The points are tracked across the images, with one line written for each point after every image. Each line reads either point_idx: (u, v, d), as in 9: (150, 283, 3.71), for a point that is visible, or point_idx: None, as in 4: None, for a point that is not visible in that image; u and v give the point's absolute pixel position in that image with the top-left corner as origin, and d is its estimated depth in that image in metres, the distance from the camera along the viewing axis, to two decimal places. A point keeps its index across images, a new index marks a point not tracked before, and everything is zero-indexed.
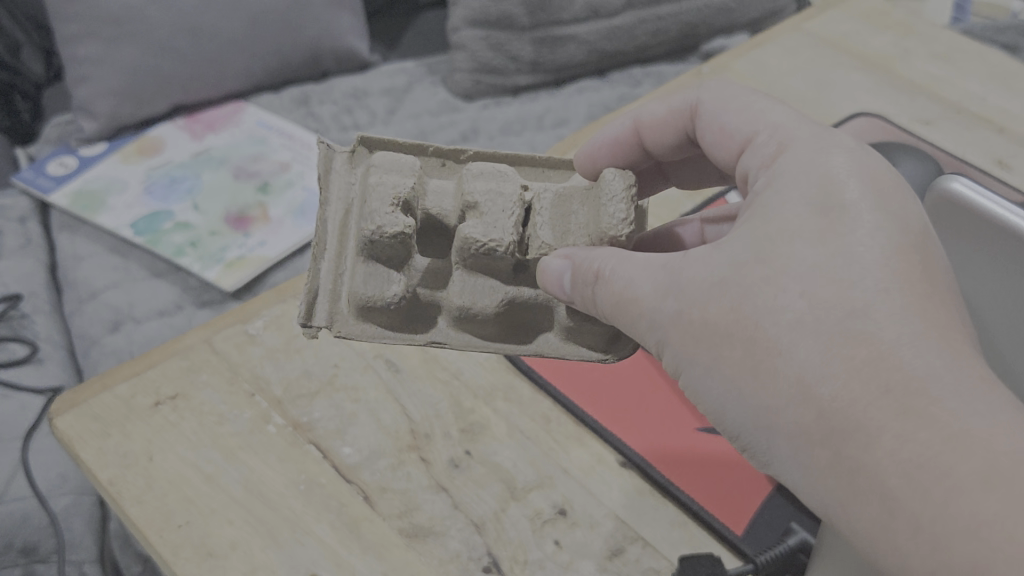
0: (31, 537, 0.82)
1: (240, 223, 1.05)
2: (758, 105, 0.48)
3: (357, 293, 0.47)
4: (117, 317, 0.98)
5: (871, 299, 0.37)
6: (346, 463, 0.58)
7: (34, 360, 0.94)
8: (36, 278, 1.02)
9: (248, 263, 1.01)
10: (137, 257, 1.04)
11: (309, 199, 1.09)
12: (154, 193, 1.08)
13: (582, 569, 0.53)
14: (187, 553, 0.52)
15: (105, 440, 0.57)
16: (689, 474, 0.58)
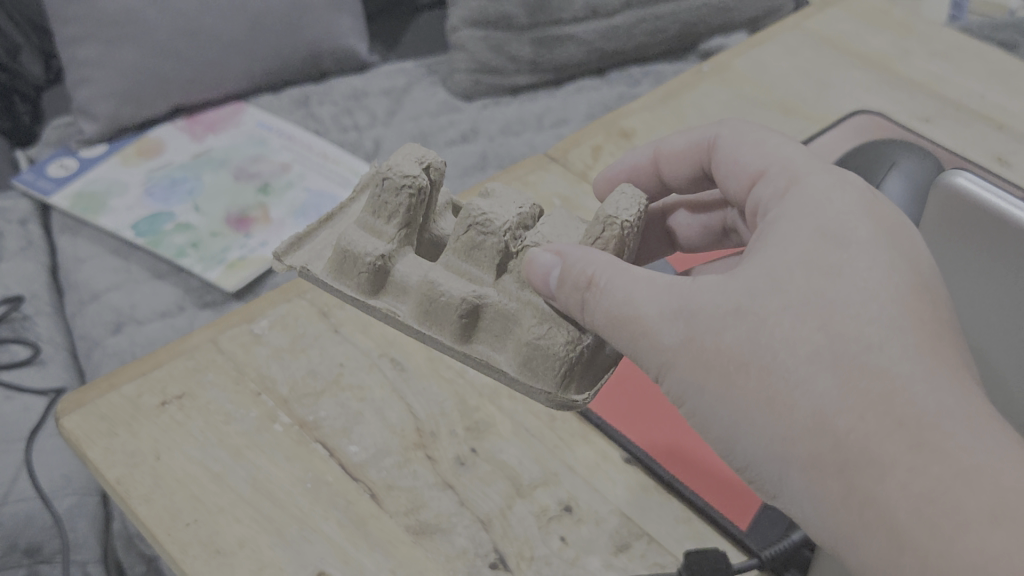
0: (35, 537, 0.83)
1: (240, 224, 1.06)
2: (772, 142, 0.50)
3: (343, 240, 0.50)
4: (119, 319, 0.98)
5: (884, 336, 0.38)
6: (352, 461, 0.58)
7: (37, 362, 0.94)
8: (38, 280, 1.03)
9: (248, 264, 1.01)
10: (138, 258, 1.04)
11: (310, 201, 1.09)
12: (154, 194, 1.09)
13: (587, 565, 0.53)
14: (196, 550, 0.53)
15: (112, 439, 0.58)
16: (695, 473, 0.58)
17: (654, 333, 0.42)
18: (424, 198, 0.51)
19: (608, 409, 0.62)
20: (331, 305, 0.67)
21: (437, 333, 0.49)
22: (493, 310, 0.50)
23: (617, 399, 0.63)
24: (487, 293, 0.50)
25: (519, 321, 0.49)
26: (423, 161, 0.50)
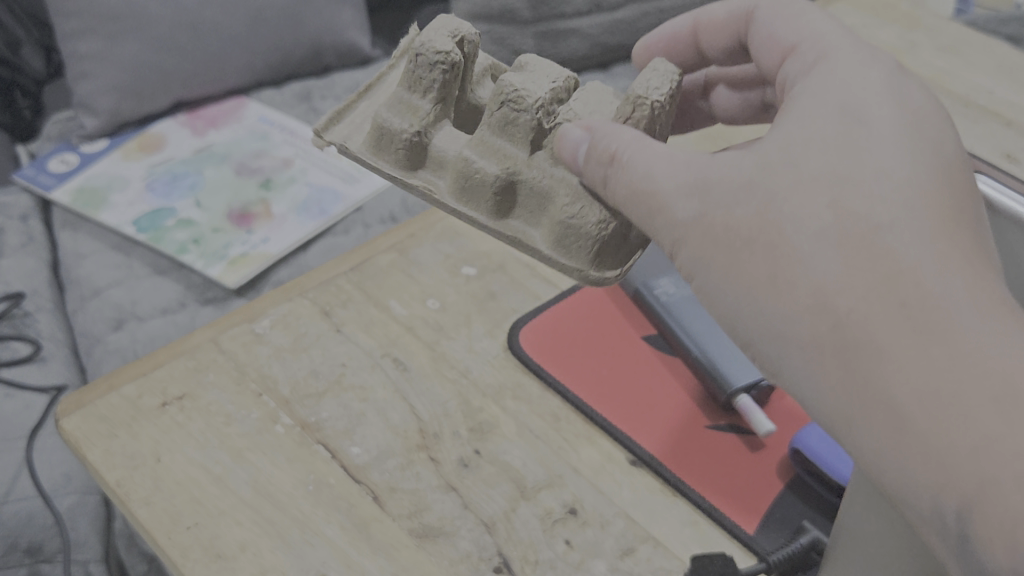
0: (35, 537, 0.82)
1: (243, 219, 1.05)
2: (811, 13, 0.45)
3: (380, 116, 0.50)
4: (119, 315, 0.97)
5: (888, 199, 0.35)
6: (354, 463, 0.57)
7: (37, 359, 0.94)
8: (39, 276, 1.02)
9: (251, 260, 1.00)
10: (139, 254, 1.03)
11: (312, 196, 1.08)
12: (155, 190, 1.08)
13: (593, 568, 0.52)
14: (197, 554, 0.52)
15: (112, 440, 0.57)
16: (705, 473, 0.57)
17: (667, 208, 0.40)
18: (458, 72, 0.50)
19: (616, 408, 0.60)
20: (333, 303, 0.66)
21: (475, 211, 0.49)
22: (527, 187, 0.49)
23: (624, 395, 0.61)
24: (523, 169, 0.49)
25: (553, 198, 0.48)
26: (456, 35, 0.49)
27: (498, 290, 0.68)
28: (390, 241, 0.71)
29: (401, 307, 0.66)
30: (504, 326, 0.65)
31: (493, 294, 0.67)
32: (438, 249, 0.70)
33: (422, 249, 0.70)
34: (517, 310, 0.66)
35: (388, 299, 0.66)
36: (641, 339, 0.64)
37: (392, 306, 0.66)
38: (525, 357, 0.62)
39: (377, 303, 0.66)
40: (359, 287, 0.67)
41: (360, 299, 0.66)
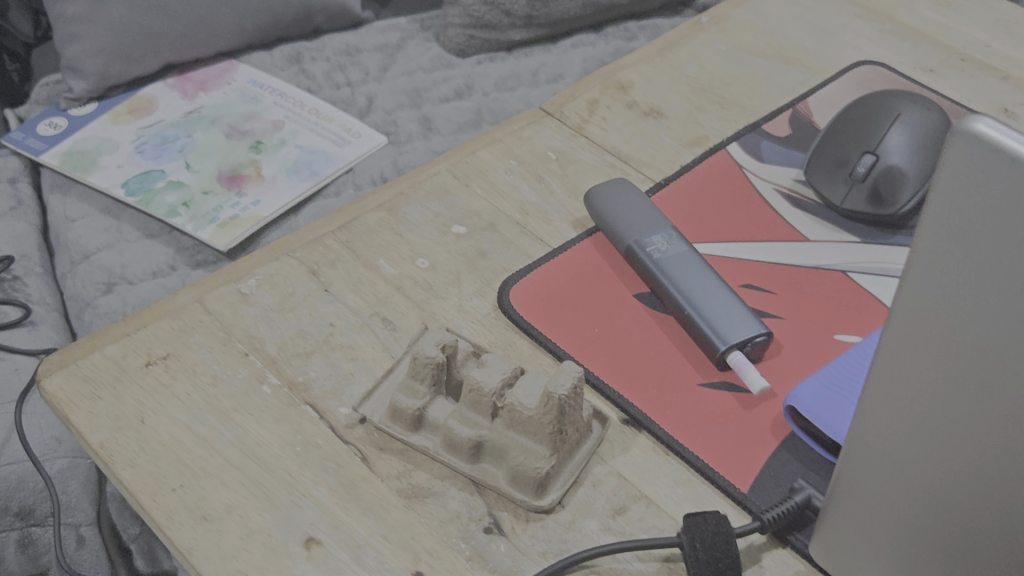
0: (26, 500, 0.85)
1: (233, 181, 1.02)
2: None
3: None
4: (110, 279, 0.97)
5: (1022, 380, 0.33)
6: (342, 423, 0.56)
7: (27, 324, 0.95)
8: (28, 240, 1.04)
9: (243, 222, 0.98)
10: (129, 217, 1.02)
11: (303, 158, 1.05)
12: (144, 152, 1.06)
13: (584, 528, 0.52)
14: (182, 516, 0.52)
15: (96, 402, 0.56)
16: (697, 430, 0.56)
17: None
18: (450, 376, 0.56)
19: (607, 367, 0.59)
20: (321, 263, 0.65)
21: None
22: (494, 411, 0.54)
23: (615, 353, 0.60)
24: None
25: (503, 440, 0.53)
26: (443, 343, 0.55)
27: (488, 249, 0.66)
28: (378, 199, 0.69)
29: (390, 266, 0.65)
30: (495, 284, 0.64)
31: (483, 254, 0.66)
32: (426, 209, 0.68)
33: (411, 207, 0.69)
34: (508, 269, 0.65)
35: (376, 258, 0.65)
36: (633, 297, 0.63)
37: (381, 266, 0.65)
38: (516, 316, 0.61)
39: (366, 262, 0.65)
40: (347, 246, 0.66)
41: (348, 259, 0.65)
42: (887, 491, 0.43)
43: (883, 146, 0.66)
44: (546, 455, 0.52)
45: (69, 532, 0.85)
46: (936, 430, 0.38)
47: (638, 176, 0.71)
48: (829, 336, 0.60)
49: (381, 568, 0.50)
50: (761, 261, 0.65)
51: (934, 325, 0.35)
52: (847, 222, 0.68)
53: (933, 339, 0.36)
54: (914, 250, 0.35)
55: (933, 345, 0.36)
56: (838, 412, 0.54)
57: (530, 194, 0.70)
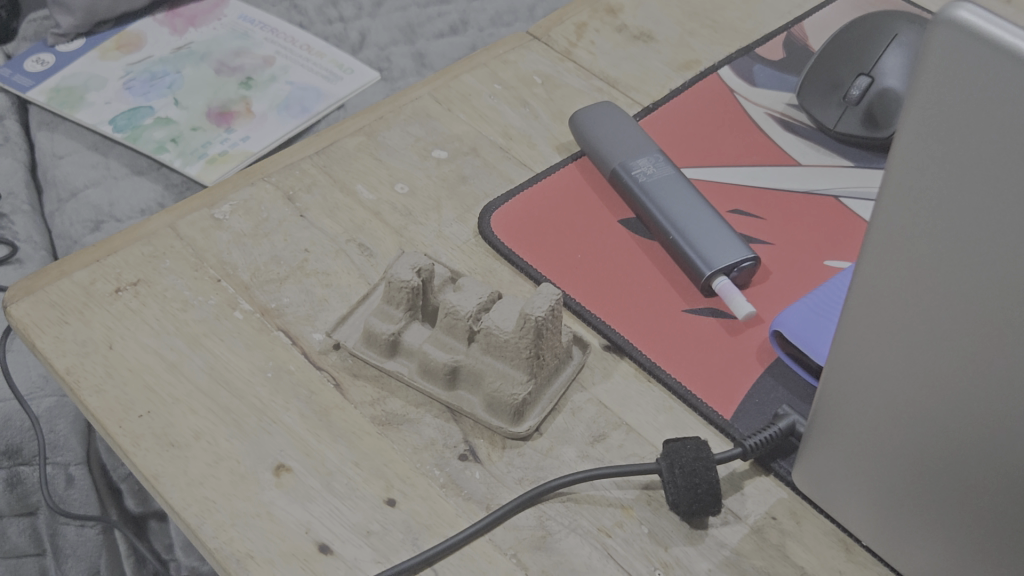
0: (13, 439, 0.82)
1: (223, 117, 0.98)
2: None
3: None
4: (97, 217, 0.95)
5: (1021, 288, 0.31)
6: (315, 349, 0.55)
7: (14, 262, 0.96)
8: (16, 177, 1.02)
9: (232, 158, 0.94)
10: (118, 154, 0.99)
11: (294, 94, 1.00)
12: (133, 88, 1.02)
13: (562, 455, 0.51)
14: (148, 443, 0.50)
15: (62, 327, 0.55)
16: (681, 357, 0.54)
17: None
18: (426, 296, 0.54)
19: (589, 293, 0.58)
20: (297, 188, 0.63)
21: None
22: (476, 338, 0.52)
23: (597, 279, 0.58)
24: None
25: (483, 375, 0.51)
26: (418, 266, 0.53)
27: (469, 174, 0.65)
28: (357, 123, 0.67)
29: (369, 191, 0.63)
30: (475, 210, 0.62)
31: (464, 178, 0.64)
32: (407, 132, 0.67)
33: (390, 131, 0.67)
34: (489, 195, 0.63)
35: (355, 183, 0.63)
36: (617, 223, 0.62)
37: (359, 191, 0.63)
38: (496, 242, 0.59)
39: (344, 187, 0.63)
40: (325, 171, 0.64)
41: (325, 183, 0.63)
42: (873, 409, 0.42)
43: (879, 68, 0.64)
44: (522, 380, 0.51)
45: (57, 471, 0.84)
46: (922, 342, 0.37)
47: (627, 100, 0.70)
48: (818, 262, 0.59)
49: (352, 495, 0.49)
50: (750, 185, 0.64)
51: (918, 232, 0.34)
52: (840, 146, 0.67)
53: (917, 246, 0.34)
54: (894, 153, 0.33)
55: (917, 253, 0.35)
56: (824, 336, 0.52)
57: (513, 118, 0.68)
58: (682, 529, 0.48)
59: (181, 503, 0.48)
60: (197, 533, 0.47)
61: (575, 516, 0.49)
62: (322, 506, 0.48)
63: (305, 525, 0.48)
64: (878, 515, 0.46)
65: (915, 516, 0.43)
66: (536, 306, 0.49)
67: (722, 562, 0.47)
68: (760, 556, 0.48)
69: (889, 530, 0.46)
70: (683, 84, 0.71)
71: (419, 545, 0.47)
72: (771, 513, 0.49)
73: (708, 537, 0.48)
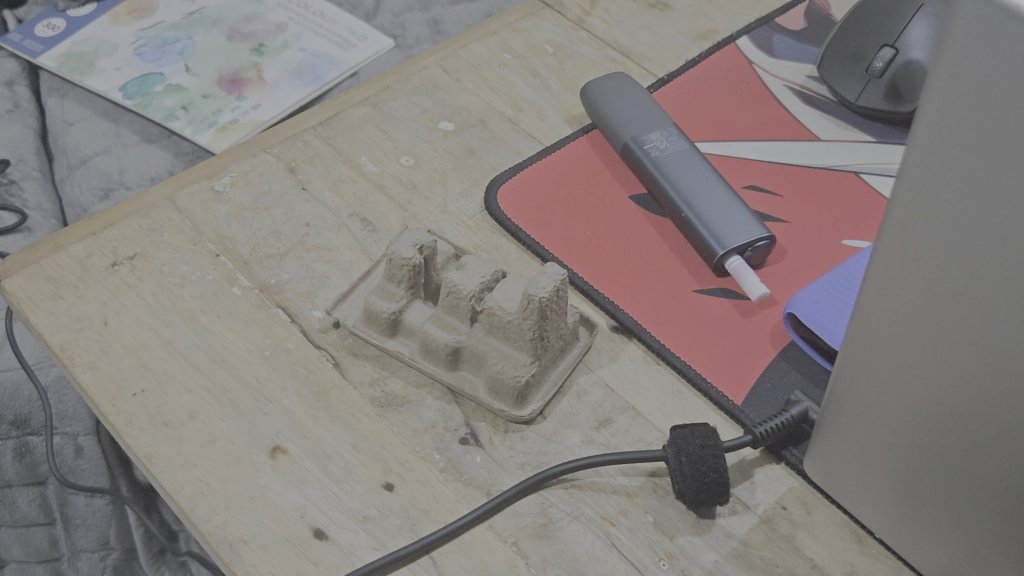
0: (22, 410, 0.77)
1: (235, 84, 0.86)
2: None
3: None
4: (107, 184, 0.88)
5: None
6: (314, 327, 0.53)
7: (22, 230, 0.86)
8: (25, 143, 0.91)
9: (243, 126, 0.82)
10: (128, 121, 0.89)
11: (307, 61, 0.88)
12: (144, 54, 0.90)
13: (566, 440, 0.49)
14: (142, 422, 0.49)
15: (57, 302, 0.53)
16: (691, 338, 0.53)
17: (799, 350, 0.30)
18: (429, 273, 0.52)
19: (597, 272, 0.56)
20: (300, 160, 0.61)
21: None
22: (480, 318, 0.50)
23: (606, 257, 0.57)
24: None
25: (486, 356, 0.50)
26: (420, 244, 0.51)
27: (477, 147, 0.63)
28: (363, 93, 0.66)
29: (373, 164, 0.61)
30: (482, 184, 0.60)
31: (471, 151, 0.63)
32: (413, 103, 0.65)
33: (397, 102, 0.65)
34: (497, 169, 0.61)
35: (359, 155, 0.62)
36: (628, 199, 0.60)
37: (363, 164, 0.61)
38: (503, 218, 0.58)
39: (348, 160, 0.61)
40: (328, 143, 0.62)
41: (329, 155, 0.62)
42: (885, 399, 0.40)
43: (903, 40, 0.61)
44: (526, 362, 0.49)
45: (65, 442, 0.80)
46: (937, 328, 0.35)
47: (641, 71, 0.68)
48: (835, 241, 0.57)
49: (348, 479, 0.47)
50: (767, 160, 0.61)
51: (937, 210, 0.33)
52: (862, 121, 0.64)
53: (935, 226, 0.33)
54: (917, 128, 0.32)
55: (935, 233, 0.33)
56: (840, 318, 0.50)
57: (523, 89, 0.67)
58: (688, 518, 0.47)
59: (174, 485, 0.47)
60: (190, 516, 0.46)
61: (579, 503, 0.47)
62: (318, 489, 0.47)
63: (300, 510, 0.46)
64: (889, 508, 0.44)
65: (928, 510, 0.42)
66: (540, 286, 0.48)
67: (729, 553, 0.46)
68: (768, 547, 0.46)
69: (900, 523, 0.44)
70: (701, 56, 0.69)
71: (416, 532, 0.46)
72: (781, 503, 0.47)
73: (715, 527, 0.47)
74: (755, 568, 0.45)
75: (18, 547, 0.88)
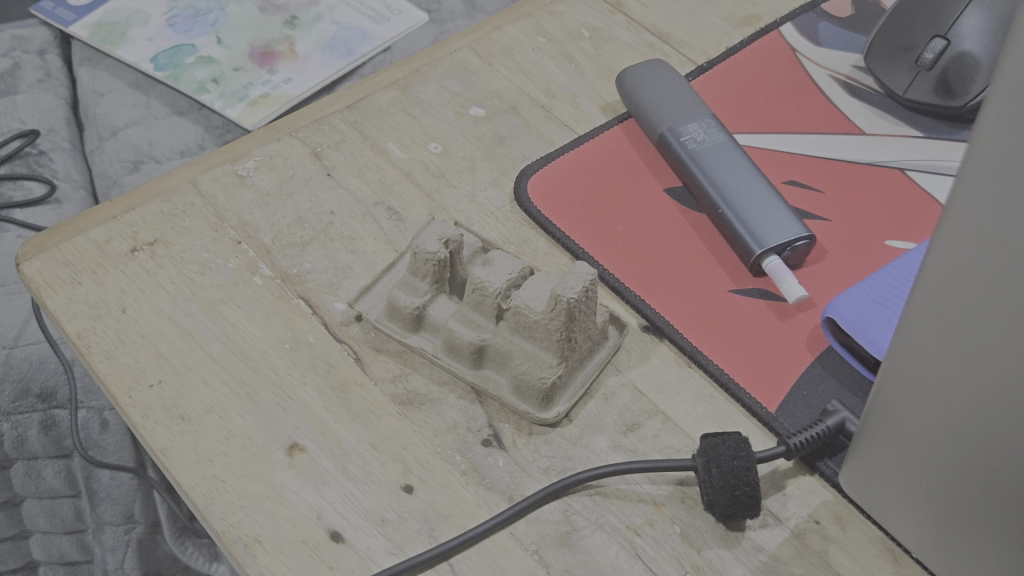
0: (48, 381, 0.76)
1: (265, 57, 0.83)
2: None
3: None
4: (137, 157, 0.85)
5: None
6: (336, 320, 0.52)
7: (52, 202, 0.83)
8: (56, 113, 0.89)
9: (273, 101, 0.80)
10: (160, 93, 0.86)
11: (340, 35, 0.85)
12: (175, 25, 0.87)
13: (592, 445, 0.48)
14: (158, 415, 0.48)
15: (75, 288, 0.52)
16: (724, 341, 0.51)
17: None
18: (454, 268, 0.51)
19: (629, 268, 0.54)
20: (325, 144, 0.60)
21: None
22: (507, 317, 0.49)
23: (638, 252, 0.55)
24: None
25: (512, 357, 0.48)
26: (446, 238, 0.50)
27: (507, 134, 0.61)
28: (392, 76, 0.64)
29: (400, 150, 0.60)
30: (512, 173, 0.59)
31: (502, 138, 0.61)
32: (443, 87, 0.64)
33: (426, 86, 0.64)
34: (527, 157, 0.60)
35: (386, 141, 0.60)
36: (662, 192, 0.58)
37: (390, 150, 0.60)
38: (532, 210, 0.56)
39: (374, 146, 0.60)
40: (355, 127, 0.61)
41: (355, 140, 0.60)
42: (925, 414, 0.38)
43: (956, 30, 0.58)
44: (553, 364, 0.48)
45: (90, 416, 0.78)
46: (987, 344, 0.34)
47: (679, 57, 0.65)
48: (878, 241, 0.55)
49: (367, 480, 0.46)
50: (809, 154, 0.59)
51: (996, 220, 0.31)
52: (908, 113, 0.62)
53: (993, 235, 0.31)
54: (983, 126, 0.30)
55: (991, 243, 0.31)
56: (882, 326, 0.48)
57: (558, 75, 0.65)
58: (716, 530, 0.45)
59: (189, 481, 0.46)
60: (205, 514, 0.45)
61: (603, 511, 0.46)
62: (335, 490, 0.46)
63: (317, 510, 0.45)
64: (926, 527, 0.42)
65: (966, 532, 0.40)
66: (570, 285, 0.46)
67: (758, 568, 0.44)
68: (799, 563, 0.44)
69: (937, 543, 0.42)
70: (743, 41, 0.66)
71: (435, 538, 0.44)
72: (814, 517, 0.46)
73: (745, 540, 0.45)
74: None
75: (44, 518, 0.86)
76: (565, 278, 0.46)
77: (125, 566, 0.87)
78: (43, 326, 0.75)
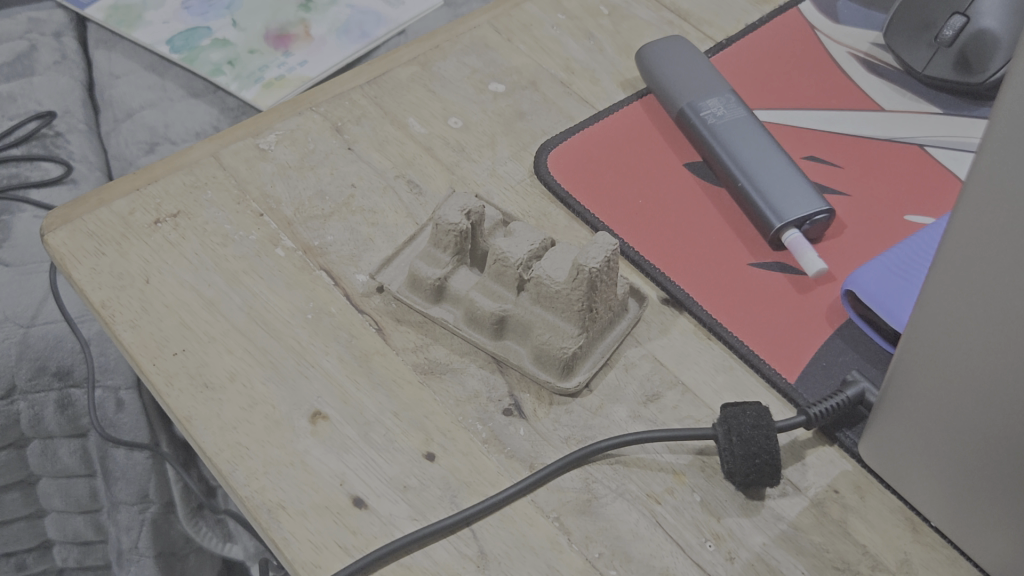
0: (65, 360, 0.76)
1: (282, 39, 0.82)
2: None
3: None
4: (153, 139, 0.84)
5: None
6: (358, 292, 0.52)
7: (68, 182, 0.83)
8: (73, 94, 0.88)
9: (288, 84, 0.79)
10: (175, 75, 0.86)
11: (356, 18, 0.84)
12: (192, 6, 0.86)
13: (612, 414, 0.48)
14: (182, 383, 0.48)
15: (99, 259, 0.53)
16: (743, 313, 0.51)
17: None
18: (475, 238, 0.51)
19: (648, 241, 0.54)
20: (346, 119, 0.60)
21: None
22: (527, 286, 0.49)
23: (658, 226, 0.55)
24: None
25: (534, 327, 0.49)
26: (468, 209, 0.50)
27: (527, 109, 0.61)
28: (412, 52, 0.65)
29: (420, 125, 0.60)
30: (532, 148, 0.59)
31: (521, 114, 0.61)
32: (463, 63, 0.64)
33: (446, 61, 0.64)
34: (547, 133, 0.60)
35: (406, 116, 0.61)
36: (682, 166, 0.58)
37: (410, 124, 0.60)
38: (552, 184, 0.56)
39: (394, 120, 0.60)
40: (375, 102, 0.61)
41: (376, 115, 0.61)
42: (944, 385, 0.39)
43: (975, 8, 0.58)
44: (574, 334, 0.48)
45: (106, 395, 0.77)
46: (1006, 311, 0.34)
47: (698, 35, 0.66)
48: (897, 216, 0.55)
49: (389, 448, 0.46)
50: (828, 131, 0.60)
51: (1017, 180, 0.31)
52: (926, 91, 0.62)
53: (1016, 198, 0.31)
54: (1008, 91, 0.30)
55: (1013, 201, 0.31)
56: (902, 298, 0.48)
57: (576, 51, 0.65)
58: (737, 499, 0.46)
59: (212, 448, 0.46)
60: (229, 480, 0.45)
61: (624, 480, 0.46)
62: (358, 457, 0.46)
63: (340, 477, 0.45)
64: (943, 496, 0.42)
65: (980, 499, 0.40)
66: (592, 254, 0.46)
67: (778, 537, 0.44)
68: (819, 531, 0.44)
69: (953, 511, 0.42)
70: (763, 19, 0.67)
71: (456, 504, 0.44)
72: (833, 486, 0.46)
73: (765, 509, 0.45)
74: (805, 552, 0.44)
75: (60, 497, 0.86)
76: (588, 249, 0.47)
77: (139, 546, 0.86)
78: (60, 304, 0.74)
